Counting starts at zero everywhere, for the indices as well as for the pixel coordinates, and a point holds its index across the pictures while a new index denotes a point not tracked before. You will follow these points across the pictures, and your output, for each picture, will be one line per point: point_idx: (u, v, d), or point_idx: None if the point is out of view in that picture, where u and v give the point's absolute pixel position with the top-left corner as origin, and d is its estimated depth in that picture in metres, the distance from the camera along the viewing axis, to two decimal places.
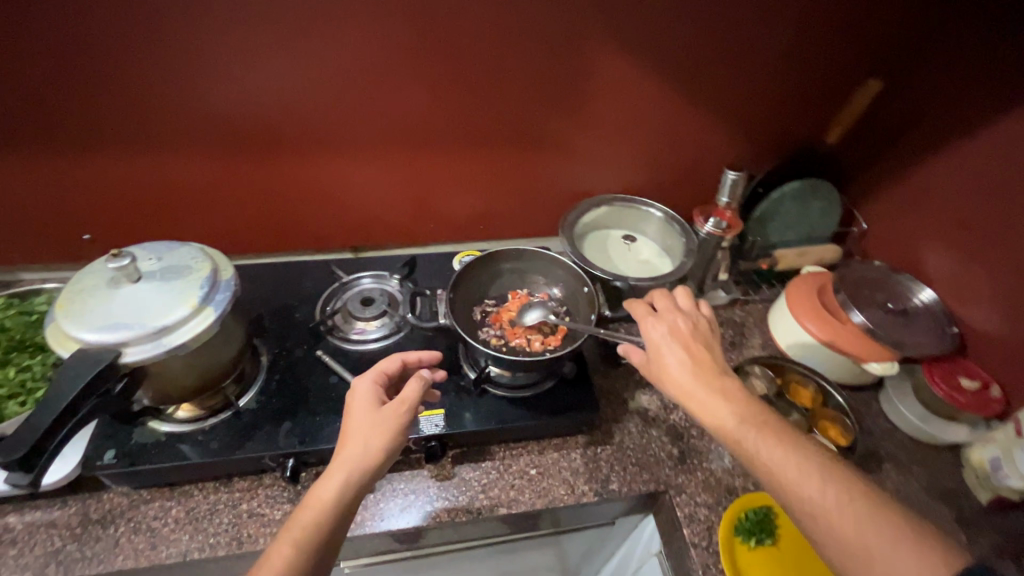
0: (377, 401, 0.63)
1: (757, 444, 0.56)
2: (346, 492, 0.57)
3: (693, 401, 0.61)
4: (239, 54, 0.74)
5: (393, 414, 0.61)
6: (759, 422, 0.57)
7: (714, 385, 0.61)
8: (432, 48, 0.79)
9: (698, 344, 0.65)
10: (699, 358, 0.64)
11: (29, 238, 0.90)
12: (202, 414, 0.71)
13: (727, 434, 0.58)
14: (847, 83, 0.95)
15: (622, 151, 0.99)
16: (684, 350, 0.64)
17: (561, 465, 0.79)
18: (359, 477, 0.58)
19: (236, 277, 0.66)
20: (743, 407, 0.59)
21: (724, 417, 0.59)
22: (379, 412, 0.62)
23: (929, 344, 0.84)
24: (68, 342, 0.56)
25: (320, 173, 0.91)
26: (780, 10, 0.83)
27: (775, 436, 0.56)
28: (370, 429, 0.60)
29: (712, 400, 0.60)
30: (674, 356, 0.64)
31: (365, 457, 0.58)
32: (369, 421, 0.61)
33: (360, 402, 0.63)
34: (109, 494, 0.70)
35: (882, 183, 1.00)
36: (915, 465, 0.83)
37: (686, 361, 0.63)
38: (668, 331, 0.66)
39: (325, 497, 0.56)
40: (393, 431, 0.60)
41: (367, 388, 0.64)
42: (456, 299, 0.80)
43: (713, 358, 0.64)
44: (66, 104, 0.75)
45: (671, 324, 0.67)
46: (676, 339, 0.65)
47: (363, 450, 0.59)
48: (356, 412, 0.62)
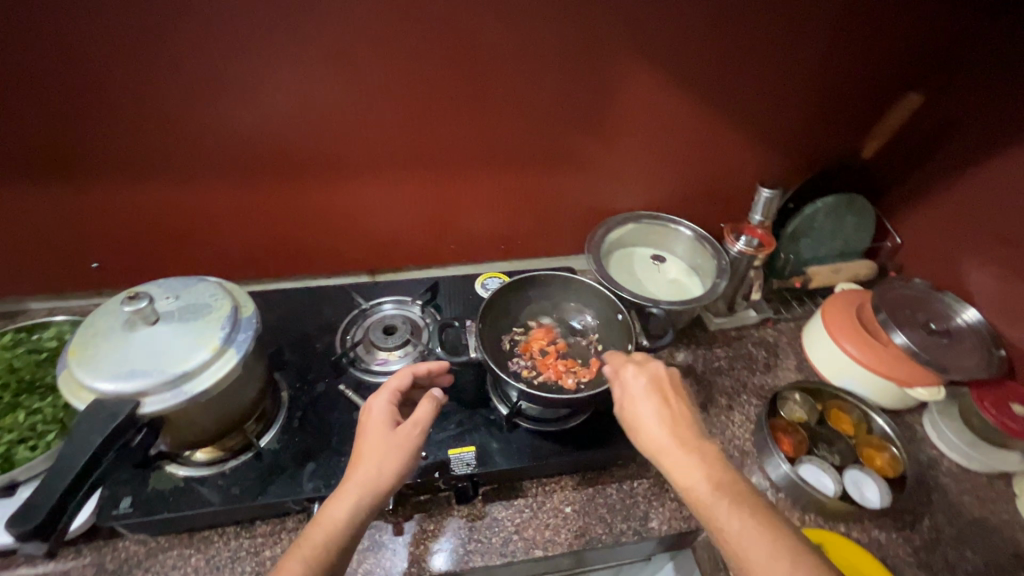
0: (391, 422, 0.61)
1: (740, 535, 0.50)
2: (356, 515, 0.54)
3: (672, 469, 0.55)
4: (254, 76, 0.71)
5: (406, 436, 0.59)
6: (742, 504, 0.52)
7: (694, 454, 0.55)
8: (454, 68, 0.76)
9: (678, 405, 0.60)
10: (679, 420, 0.58)
11: (36, 267, 0.87)
12: (222, 456, 0.68)
13: (701, 506, 0.53)
14: (884, 96, 0.91)
15: (649, 168, 0.95)
16: (664, 410, 0.59)
17: (597, 501, 0.75)
18: (372, 502, 0.55)
19: (257, 313, 0.62)
20: (726, 485, 0.53)
21: (703, 492, 0.53)
22: (393, 433, 0.59)
23: (976, 368, 0.79)
24: (82, 392, 0.53)
25: (337, 196, 0.88)
26: (815, 22, 0.79)
27: (758, 522, 0.51)
28: (382, 452, 0.57)
29: (693, 472, 0.54)
30: (653, 415, 0.59)
31: (376, 481, 0.55)
32: (384, 441, 0.58)
33: (375, 421, 0.61)
34: (125, 542, 0.67)
35: (919, 197, 0.96)
36: (966, 496, 0.79)
37: (667, 424, 0.58)
38: (649, 387, 0.61)
39: (337, 518, 0.53)
40: (405, 454, 0.58)
41: (383, 409, 0.61)
42: (486, 330, 0.77)
43: (694, 421, 0.59)
44: (72, 132, 0.72)
45: (651, 378, 0.62)
46: (655, 397, 0.60)
47: (373, 471, 0.56)
48: (370, 433, 0.59)
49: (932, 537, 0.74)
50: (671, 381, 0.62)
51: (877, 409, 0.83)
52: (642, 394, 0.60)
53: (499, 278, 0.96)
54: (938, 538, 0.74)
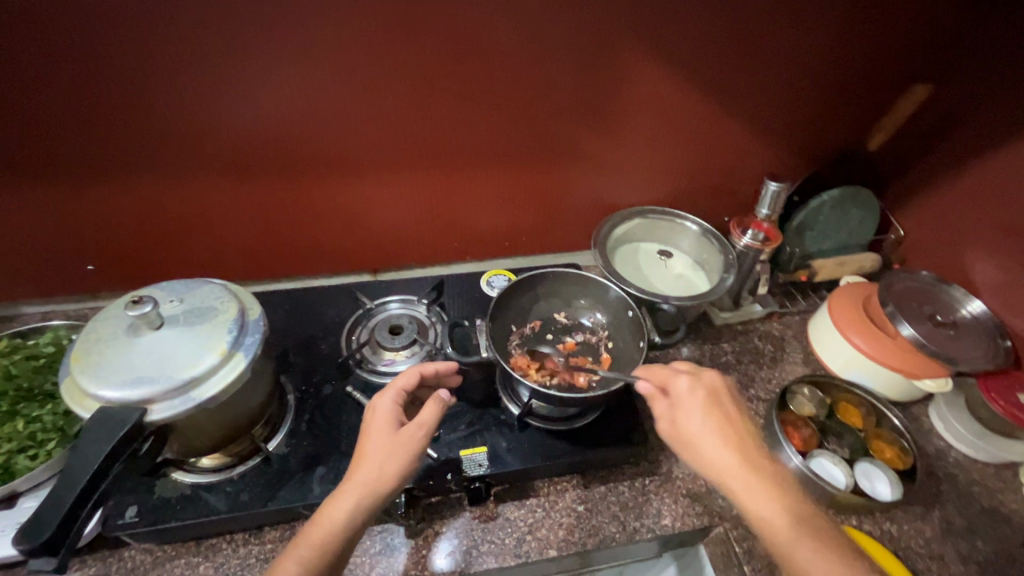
0: (395, 422, 0.60)
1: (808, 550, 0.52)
2: (355, 516, 0.53)
3: (737, 486, 0.55)
4: (254, 72, 0.69)
5: (410, 437, 0.57)
6: (807, 520, 0.54)
7: (759, 469, 0.56)
8: (459, 62, 0.74)
9: (737, 418, 0.61)
10: (741, 434, 0.59)
11: (28, 270, 0.84)
12: (229, 462, 0.67)
13: (770, 527, 0.53)
14: (889, 87, 0.91)
15: (654, 163, 0.94)
16: (724, 424, 0.59)
17: (609, 500, 0.74)
18: (371, 503, 0.54)
19: (264, 315, 0.61)
20: (790, 501, 0.55)
21: (769, 509, 0.54)
22: (396, 434, 0.58)
23: (983, 360, 0.80)
24: (86, 400, 0.51)
25: (339, 194, 0.86)
26: (823, 13, 0.78)
27: (825, 539, 0.52)
28: (383, 454, 0.56)
29: (760, 490, 0.55)
30: (715, 431, 0.59)
31: (377, 482, 0.54)
32: (387, 441, 0.57)
33: (378, 421, 0.59)
34: (131, 551, 0.65)
35: (923, 189, 0.96)
36: (974, 486, 0.79)
37: (730, 439, 0.58)
38: (706, 400, 0.61)
39: (335, 518, 0.53)
40: (407, 456, 0.56)
41: (387, 408, 0.60)
42: (495, 330, 0.76)
43: (752, 435, 0.60)
44: (65, 131, 0.69)
45: (708, 391, 0.62)
46: (714, 411, 0.60)
47: (374, 473, 0.55)
48: (373, 433, 0.58)
49: (942, 528, 0.75)
50: (726, 393, 0.63)
51: (886, 403, 0.83)
52: (701, 408, 0.60)
53: (504, 276, 0.95)
54: (948, 528, 0.75)
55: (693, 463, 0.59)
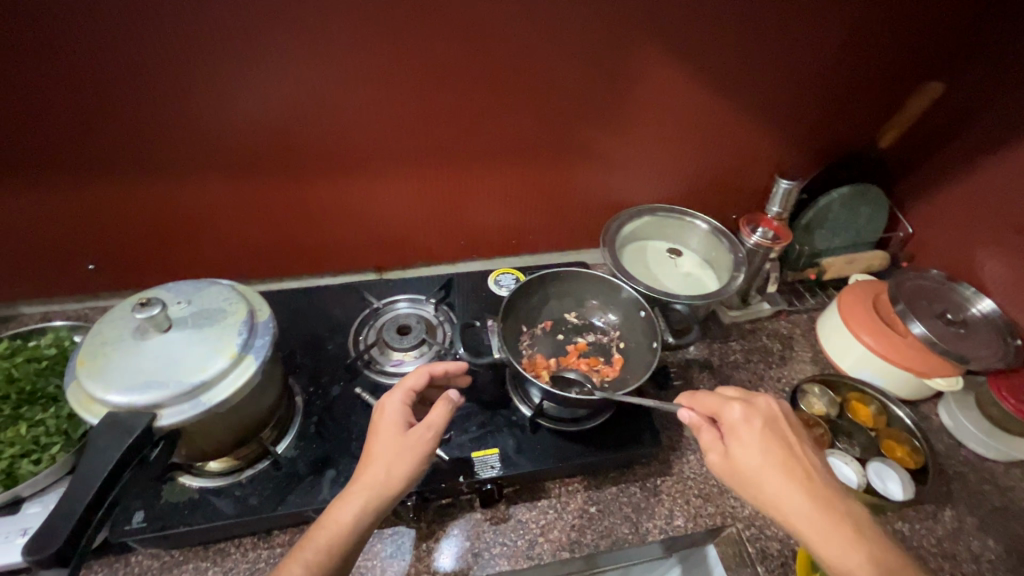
0: (403, 423, 0.58)
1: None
2: (361, 519, 0.52)
3: (807, 525, 0.52)
4: (260, 67, 0.68)
5: (418, 439, 0.56)
6: (890, 563, 0.49)
7: (829, 507, 0.52)
8: (468, 57, 0.73)
9: (798, 449, 0.56)
10: (805, 468, 0.55)
11: (27, 270, 0.83)
12: (237, 465, 0.65)
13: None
14: (900, 84, 0.90)
15: (663, 160, 0.93)
16: (785, 456, 0.55)
17: (621, 501, 0.74)
18: (378, 506, 0.53)
19: (274, 317, 0.59)
20: (869, 542, 0.50)
21: (846, 550, 0.50)
22: (404, 436, 0.57)
23: (995, 358, 0.79)
24: (93, 404, 0.50)
25: (345, 192, 0.85)
26: (836, 9, 0.77)
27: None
28: (392, 457, 0.55)
29: (834, 529, 0.51)
30: (776, 465, 0.55)
31: (384, 485, 0.54)
32: (395, 444, 0.56)
33: (386, 422, 0.58)
34: (138, 556, 0.64)
35: (933, 186, 0.96)
36: (984, 484, 0.79)
37: (792, 473, 0.54)
38: (763, 431, 0.57)
39: (341, 521, 0.52)
40: (415, 457, 0.55)
41: (396, 410, 0.59)
42: (506, 331, 0.76)
43: (817, 467, 0.56)
44: (66, 127, 0.68)
45: (765, 421, 0.58)
46: (773, 443, 0.56)
47: (382, 475, 0.54)
48: (380, 434, 0.57)
49: (954, 526, 0.75)
50: (784, 421, 0.59)
51: (897, 402, 0.83)
52: (759, 439, 0.56)
53: (512, 275, 0.94)
54: (960, 527, 0.75)
55: (753, 501, 0.55)
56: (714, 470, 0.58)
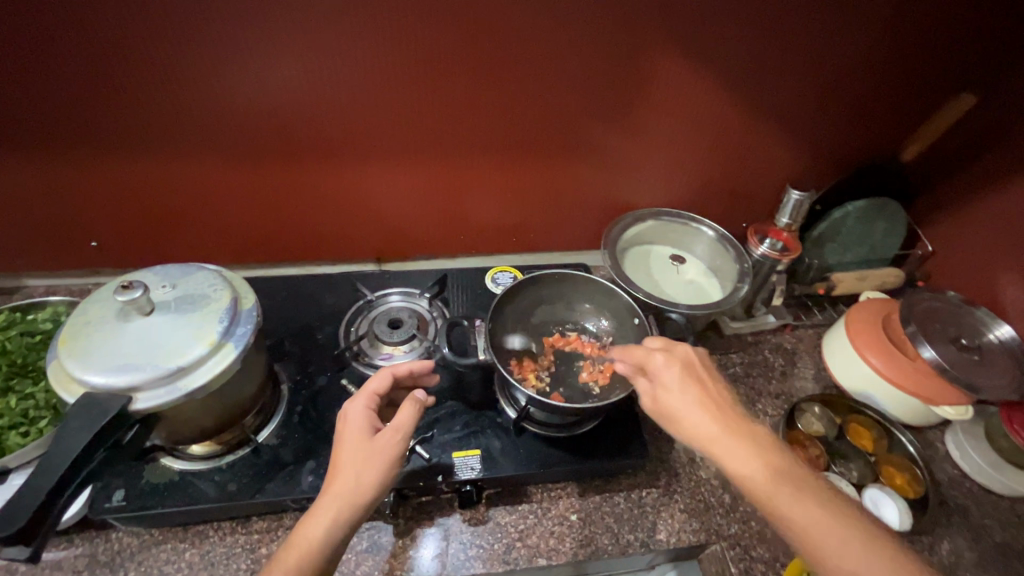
0: (370, 428, 0.58)
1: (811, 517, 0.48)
2: (334, 532, 0.51)
3: (724, 459, 0.52)
4: (261, 53, 0.67)
5: (385, 442, 0.56)
6: (802, 485, 0.50)
7: (744, 435, 0.53)
8: (472, 51, 0.71)
9: (714, 388, 0.57)
10: (720, 405, 0.56)
11: (31, 243, 0.84)
12: (219, 450, 0.66)
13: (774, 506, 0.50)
14: (928, 96, 0.86)
15: (672, 164, 0.91)
16: (703, 395, 0.56)
17: (604, 510, 0.72)
18: (349, 516, 0.52)
19: (258, 305, 0.59)
20: (784, 471, 0.51)
21: (758, 475, 0.51)
22: (371, 440, 0.56)
23: (1009, 388, 0.75)
24: (72, 384, 0.50)
25: (345, 181, 0.85)
26: (862, 14, 0.73)
27: (821, 503, 0.49)
28: (360, 464, 0.54)
29: (749, 461, 0.51)
30: (695, 404, 0.55)
31: (354, 494, 0.53)
32: (362, 450, 0.55)
33: (351, 430, 0.57)
34: (118, 533, 0.65)
35: (956, 204, 0.92)
36: (987, 519, 0.76)
37: (709, 410, 0.55)
38: (683, 374, 0.58)
39: (313, 537, 0.51)
40: (383, 461, 0.55)
41: (360, 415, 0.58)
42: (497, 331, 0.75)
43: (732, 405, 0.57)
44: (69, 105, 0.68)
45: (683, 364, 0.59)
46: (692, 384, 0.57)
47: (352, 485, 0.53)
48: (347, 443, 0.56)
49: (951, 561, 0.72)
50: (701, 364, 0.60)
51: (899, 428, 0.80)
52: (679, 382, 0.57)
53: (509, 273, 0.93)
54: (958, 562, 0.72)
55: (679, 439, 0.56)
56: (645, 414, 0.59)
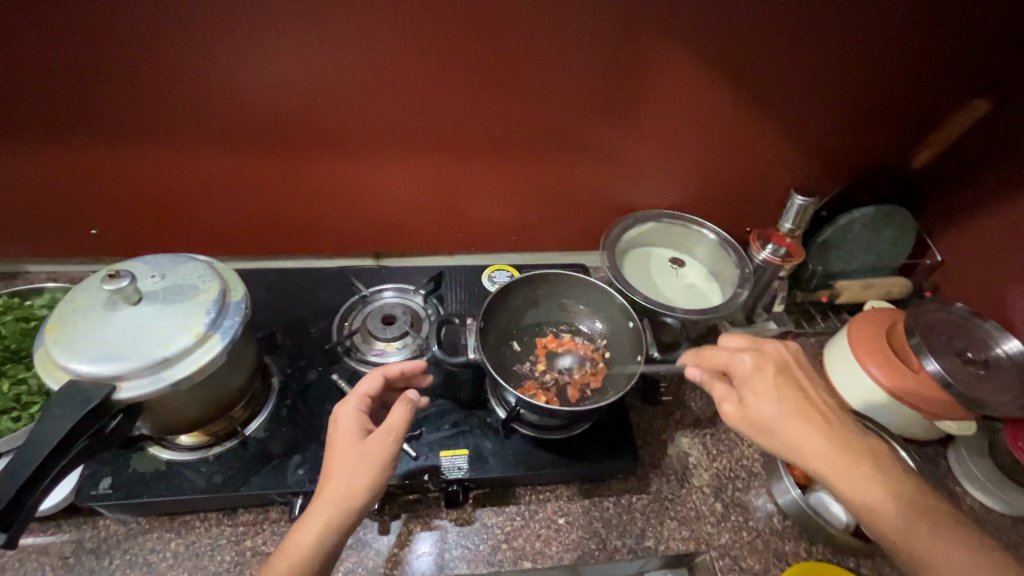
0: (360, 431, 0.57)
1: (909, 521, 0.50)
2: (325, 537, 0.51)
3: (828, 465, 0.52)
4: (257, 44, 0.67)
5: (378, 444, 0.55)
6: (901, 489, 0.52)
7: (845, 442, 0.54)
8: (470, 45, 0.70)
9: (811, 391, 0.58)
10: (820, 408, 0.56)
11: (33, 229, 0.85)
12: (207, 441, 0.66)
13: (875, 509, 0.51)
14: (940, 103, 0.83)
15: (674, 166, 0.89)
16: (801, 398, 0.56)
17: (592, 515, 0.71)
18: (342, 520, 0.52)
19: (246, 298, 0.59)
20: (887, 476, 0.52)
21: (862, 481, 0.52)
22: (362, 444, 0.55)
23: (1014, 404, 0.72)
24: (57, 371, 0.50)
25: (343, 176, 0.84)
26: (873, 15, 0.71)
27: (923, 507, 0.51)
28: (352, 467, 0.54)
29: (851, 465, 0.52)
30: (792, 408, 0.55)
31: (346, 499, 0.53)
32: (353, 453, 0.55)
33: (342, 432, 0.57)
34: (106, 520, 0.65)
35: (968, 214, 0.89)
36: (988, 538, 0.74)
37: (809, 414, 0.55)
38: (776, 377, 0.58)
39: (305, 543, 0.51)
40: (377, 465, 0.54)
41: (351, 417, 0.58)
42: (487, 330, 0.74)
43: (827, 405, 0.57)
44: (69, 93, 0.68)
45: (776, 366, 0.59)
46: (786, 387, 0.57)
47: (343, 488, 0.53)
48: (338, 446, 0.56)
49: None
50: (793, 364, 0.60)
51: (899, 441, 0.78)
52: (773, 385, 0.57)
53: (506, 272, 0.92)
54: None
55: (772, 445, 0.55)
56: (727, 421, 0.58)
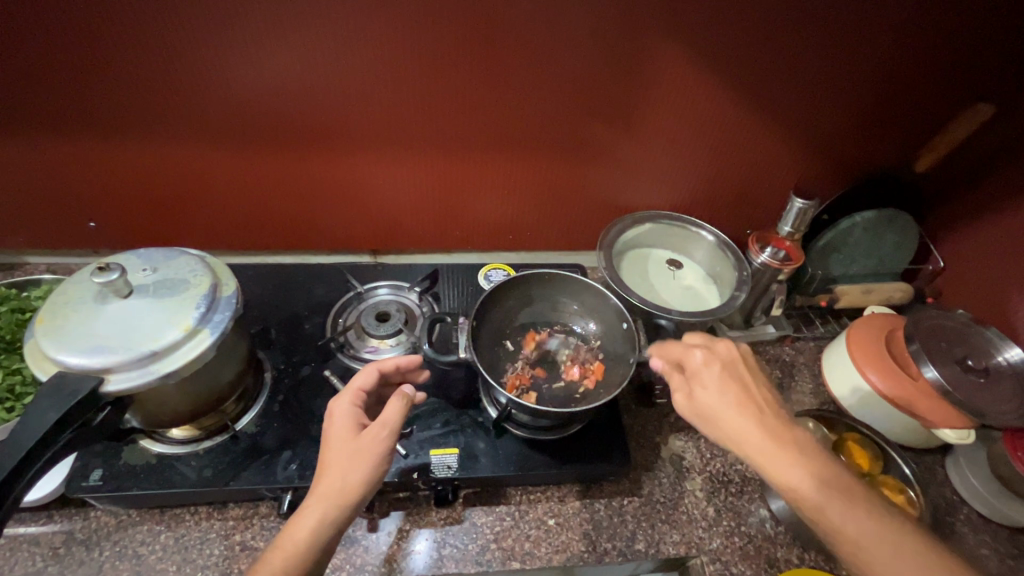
0: (356, 426, 0.57)
1: (847, 519, 0.48)
2: (321, 531, 0.51)
3: (760, 455, 0.51)
4: (254, 40, 0.66)
5: (374, 438, 0.55)
6: (843, 488, 0.49)
7: (784, 437, 0.52)
8: (467, 42, 0.70)
9: (755, 389, 0.56)
10: (761, 405, 0.55)
11: (32, 221, 0.85)
12: (198, 435, 0.66)
13: (809, 505, 0.49)
14: (945, 107, 0.82)
15: (673, 167, 0.88)
16: (742, 393, 0.55)
17: (582, 517, 0.71)
18: (338, 515, 0.51)
19: (238, 293, 0.59)
20: (823, 470, 0.50)
21: (796, 474, 0.50)
22: (358, 437, 0.55)
23: (1014, 413, 0.71)
24: (46, 363, 0.51)
25: (340, 172, 0.84)
26: (876, 17, 0.70)
27: (864, 506, 0.48)
28: (348, 461, 0.53)
29: (786, 458, 0.51)
30: (732, 400, 0.55)
31: (342, 493, 0.52)
32: (349, 447, 0.54)
33: (337, 428, 0.57)
34: (97, 511, 0.66)
35: (972, 220, 0.88)
36: (985, 548, 0.73)
37: (747, 407, 0.54)
38: (722, 373, 0.57)
39: (300, 537, 0.50)
40: (374, 458, 0.54)
41: (346, 412, 0.58)
42: (480, 329, 0.73)
43: (775, 404, 0.56)
44: (66, 85, 0.69)
45: (724, 363, 0.58)
46: (731, 383, 0.56)
47: (339, 482, 0.52)
48: (334, 441, 0.55)
49: None
50: (743, 363, 0.59)
51: (896, 448, 0.77)
52: (717, 380, 0.56)
53: (502, 271, 0.92)
54: None
55: (715, 436, 0.55)
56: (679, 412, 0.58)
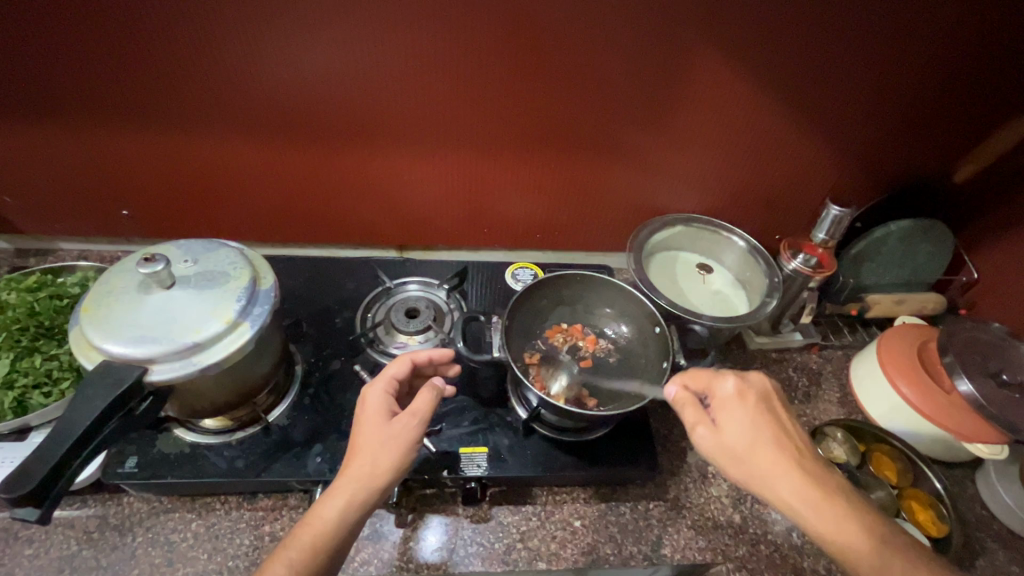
0: (388, 412, 0.57)
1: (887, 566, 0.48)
2: (349, 513, 0.50)
3: (803, 503, 0.51)
4: (293, 34, 0.67)
5: (403, 427, 0.55)
6: (880, 534, 0.49)
7: (820, 482, 0.52)
8: (505, 40, 0.69)
9: (788, 426, 0.56)
10: (794, 445, 0.54)
11: (66, 208, 0.86)
12: (231, 426, 0.67)
13: (847, 552, 0.49)
14: (988, 117, 0.81)
15: (705, 170, 0.88)
16: (777, 430, 0.55)
17: (609, 519, 0.71)
18: (365, 499, 0.51)
19: (276, 287, 0.59)
20: (862, 516, 0.50)
21: (835, 521, 0.50)
22: (388, 424, 0.55)
23: None
24: (91, 351, 0.51)
25: (371, 168, 0.84)
26: (924, 24, 0.69)
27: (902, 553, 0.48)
28: (378, 447, 0.53)
29: (823, 504, 0.50)
30: (770, 438, 0.54)
31: (370, 477, 0.52)
32: (380, 432, 0.54)
33: (369, 413, 0.57)
34: (130, 497, 0.67)
35: (1009, 233, 0.86)
36: (1015, 566, 0.72)
37: (782, 446, 0.54)
38: (755, 408, 0.56)
39: (329, 517, 0.50)
40: (403, 446, 0.54)
41: (379, 397, 0.57)
42: (512, 329, 0.74)
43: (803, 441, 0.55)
44: (106, 75, 0.69)
45: (758, 396, 0.57)
46: (765, 420, 0.55)
47: (369, 466, 0.52)
48: (365, 425, 0.55)
49: None
50: (774, 396, 0.58)
51: (926, 461, 0.76)
52: (751, 416, 0.55)
53: (530, 270, 0.92)
54: None
55: (744, 477, 0.53)
56: (699, 445, 0.56)
